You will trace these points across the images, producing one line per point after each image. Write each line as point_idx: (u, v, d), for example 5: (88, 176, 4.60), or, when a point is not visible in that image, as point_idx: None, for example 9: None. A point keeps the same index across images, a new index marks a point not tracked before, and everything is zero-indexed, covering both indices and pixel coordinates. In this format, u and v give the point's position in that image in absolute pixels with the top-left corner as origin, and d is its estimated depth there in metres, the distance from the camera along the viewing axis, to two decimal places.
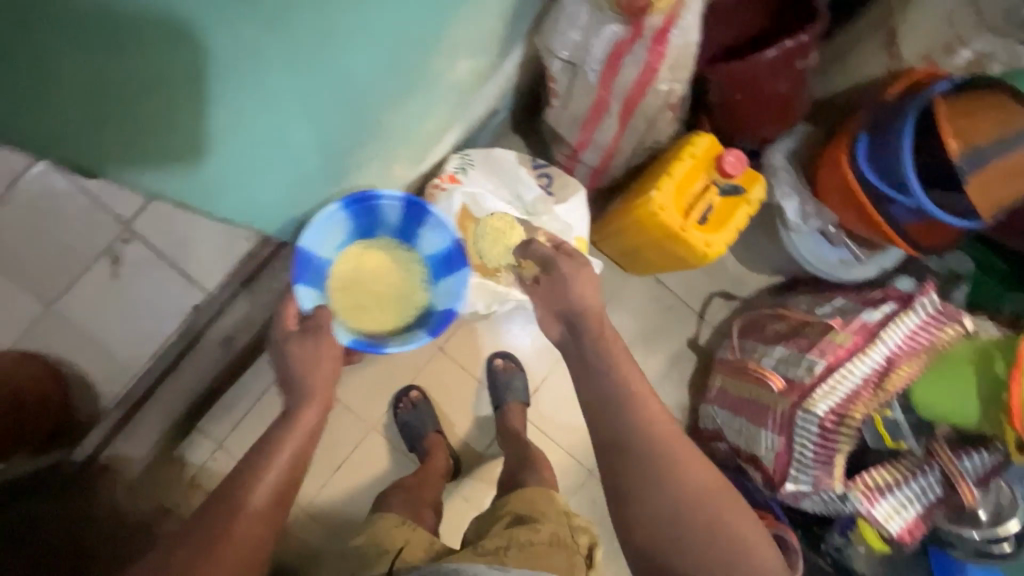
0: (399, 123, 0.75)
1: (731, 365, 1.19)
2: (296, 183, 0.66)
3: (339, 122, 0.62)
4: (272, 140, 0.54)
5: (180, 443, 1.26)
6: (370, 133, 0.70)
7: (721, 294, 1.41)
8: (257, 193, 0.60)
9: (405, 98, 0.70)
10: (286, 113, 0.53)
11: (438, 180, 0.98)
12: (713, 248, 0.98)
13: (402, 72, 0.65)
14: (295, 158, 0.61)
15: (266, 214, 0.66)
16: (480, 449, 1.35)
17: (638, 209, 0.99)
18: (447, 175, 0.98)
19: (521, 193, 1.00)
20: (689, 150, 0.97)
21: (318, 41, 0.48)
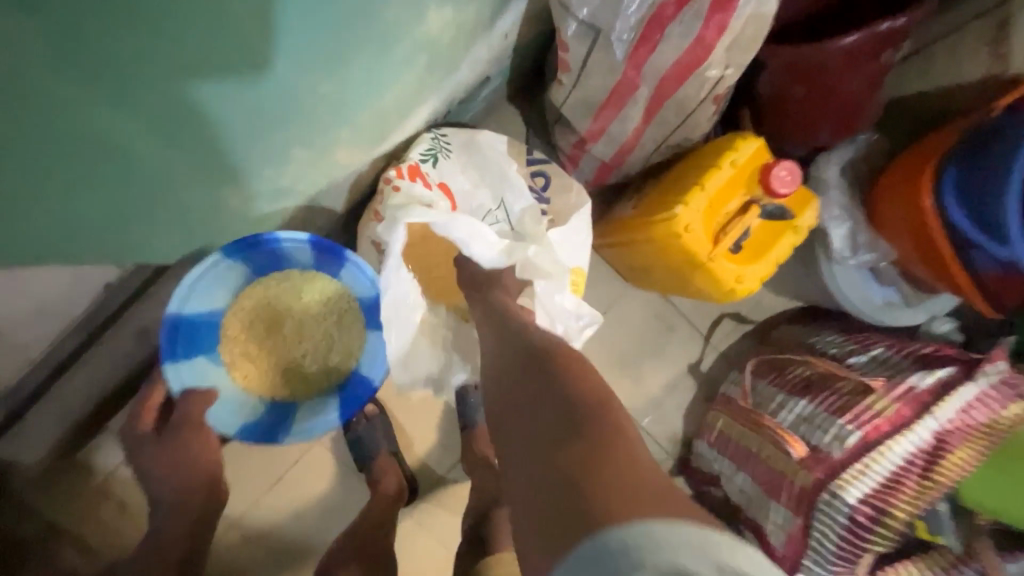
0: (327, 98, 0.54)
1: (738, 409, 1.00)
2: (133, 194, 0.47)
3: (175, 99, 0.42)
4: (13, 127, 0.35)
5: (85, 445, 1.06)
6: (263, 116, 0.50)
7: (732, 317, 1.22)
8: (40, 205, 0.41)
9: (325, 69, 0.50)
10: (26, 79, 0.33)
11: (393, 174, 0.74)
12: (743, 284, 0.78)
13: (298, 1, 0.41)
14: (103, 155, 0.42)
15: (90, 233, 0.47)
16: (440, 472, 1.18)
17: (658, 228, 0.77)
18: (408, 166, 0.75)
19: (505, 197, 0.78)
20: (730, 156, 0.76)
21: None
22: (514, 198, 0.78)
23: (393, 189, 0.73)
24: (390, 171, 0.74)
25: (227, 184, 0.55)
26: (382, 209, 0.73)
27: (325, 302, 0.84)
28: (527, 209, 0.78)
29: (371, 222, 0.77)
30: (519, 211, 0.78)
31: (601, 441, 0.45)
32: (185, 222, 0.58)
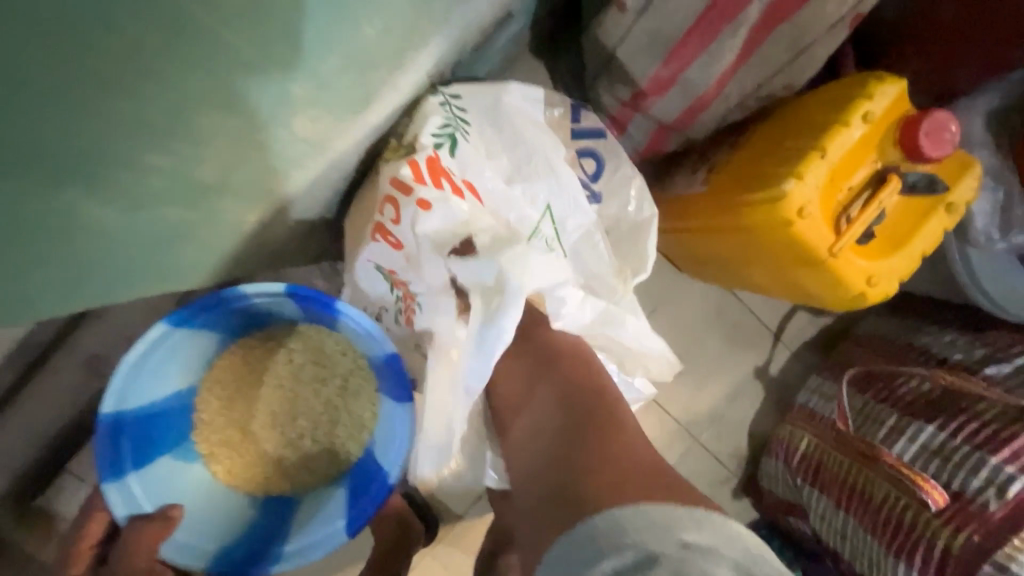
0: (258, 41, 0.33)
1: (834, 436, 0.79)
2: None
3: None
4: None
5: (42, 493, 0.88)
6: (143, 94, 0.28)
7: (808, 309, 1.01)
8: None
9: None
10: None
11: (408, 176, 0.53)
12: (877, 286, 0.56)
13: None
14: None
15: None
16: (460, 511, 0.98)
17: (755, 212, 0.56)
18: (425, 160, 0.54)
19: (551, 201, 0.59)
20: (859, 106, 0.53)
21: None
22: (566, 211, 0.60)
23: (421, 205, 0.53)
24: (404, 169, 0.53)
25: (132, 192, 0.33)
26: (403, 233, 0.54)
27: (325, 361, 0.68)
28: (581, 226, 0.62)
29: (373, 241, 0.56)
30: (573, 230, 0.61)
31: (603, 429, 0.54)
32: (96, 264, 0.36)
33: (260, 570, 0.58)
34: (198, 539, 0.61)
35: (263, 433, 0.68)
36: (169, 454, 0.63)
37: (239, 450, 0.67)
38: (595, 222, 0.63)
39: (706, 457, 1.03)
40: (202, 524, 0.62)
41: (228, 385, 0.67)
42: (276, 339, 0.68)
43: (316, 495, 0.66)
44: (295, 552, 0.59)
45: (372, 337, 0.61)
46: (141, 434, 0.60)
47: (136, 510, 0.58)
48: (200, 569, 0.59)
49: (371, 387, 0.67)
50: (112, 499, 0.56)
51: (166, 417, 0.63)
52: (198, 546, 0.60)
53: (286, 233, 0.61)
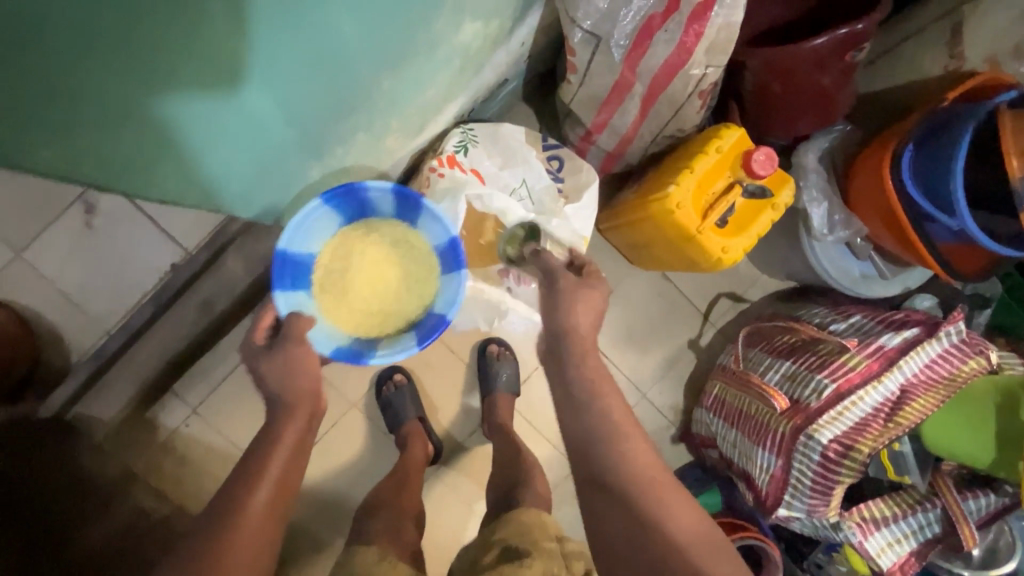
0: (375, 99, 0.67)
1: (733, 376, 1.10)
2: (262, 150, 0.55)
3: (309, 84, 0.53)
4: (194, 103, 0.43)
5: (152, 406, 1.20)
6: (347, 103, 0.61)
7: (729, 296, 1.33)
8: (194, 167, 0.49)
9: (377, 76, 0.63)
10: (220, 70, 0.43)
11: (435, 164, 0.88)
12: (729, 254, 0.90)
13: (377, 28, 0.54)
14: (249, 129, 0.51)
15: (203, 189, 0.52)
16: (462, 437, 1.30)
17: (653, 206, 0.90)
18: (445, 156, 0.89)
19: (527, 178, 0.91)
20: (716, 144, 0.88)
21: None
22: (537, 183, 0.92)
23: (438, 176, 0.88)
24: (433, 161, 0.89)
25: (316, 160, 0.68)
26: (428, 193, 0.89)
27: (412, 245, 0.89)
28: (546, 188, 0.92)
29: None
30: (540, 191, 0.91)
31: None
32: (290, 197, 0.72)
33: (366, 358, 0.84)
34: (327, 337, 0.84)
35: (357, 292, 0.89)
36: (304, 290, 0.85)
37: (346, 300, 0.88)
38: (554, 185, 0.92)
39: (650, 408, 1.33)
40: (325, 333, 0.84)
41: (338, 254, 0.88)
42: (378, 225, 0.89)
43: (393, 336, 0.89)
44: (384, 356, 0.85)
45: (443, 223, 0.85)
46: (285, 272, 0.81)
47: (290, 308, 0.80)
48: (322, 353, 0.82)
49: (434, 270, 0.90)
50: (279, 299, 0.79)
51: (300, 263, 0.84)
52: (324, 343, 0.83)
53: None
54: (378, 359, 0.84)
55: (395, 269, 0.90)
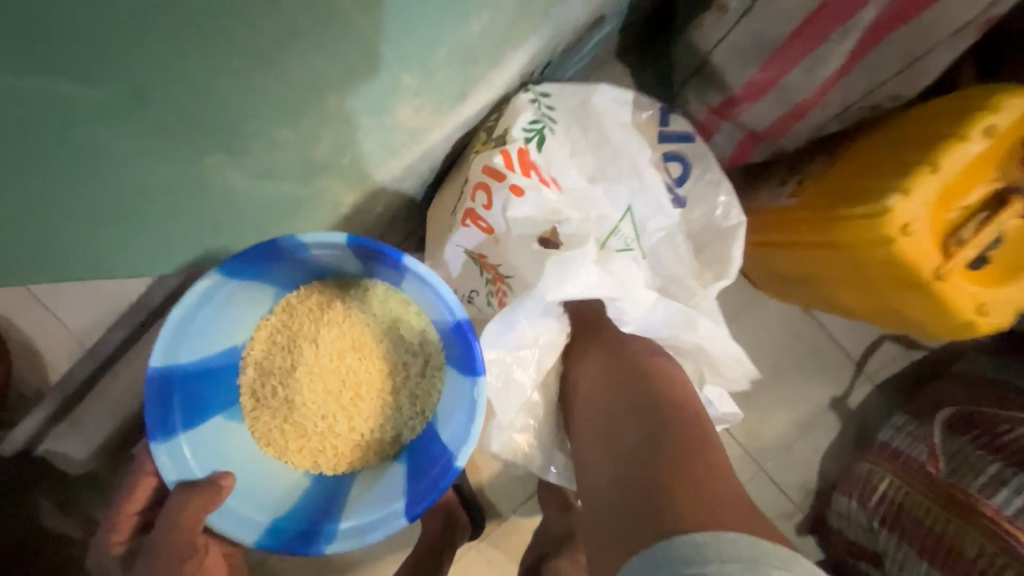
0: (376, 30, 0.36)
1: (933, 486, 0.73)
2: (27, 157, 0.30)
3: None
4: None
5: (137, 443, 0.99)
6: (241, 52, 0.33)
7: (897, 340, 0.94)
8: None
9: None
10: None
11: (500, 164, 0.56)
12: (991, 314, 0.52)
13: None
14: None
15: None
16: (511, 507, 0.99)
17: (851, 227, 0.52)
18: (515, 151, 0.57)
19: (635, 204, 0.60)
20: (985, 121, 0.48)
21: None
22: (648, 213, 0.60)
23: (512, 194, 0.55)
24: (496, 159, 0.56)
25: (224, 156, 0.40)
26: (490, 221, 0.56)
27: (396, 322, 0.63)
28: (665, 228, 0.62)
29: (460, 228, 0.58)
30: (652, 230, 0.61)
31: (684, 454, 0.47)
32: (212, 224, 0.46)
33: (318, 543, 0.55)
34: (252, 510, 0.56)
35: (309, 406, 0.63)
36: (222, 415, 0.60)
37: (292, 423, 0.62)
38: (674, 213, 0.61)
39: (771, 488, 0.96)
40: (251, 497, 0.57)
41: (278, 347, 0.63)
42: (331, 298, 0.64)
43: (367, 479, 0.61)
44: (349, 532, 0.56)
45: (443, 302, 0.56)
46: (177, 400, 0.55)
47: (185, 476, 0.54)
48: (249, 543, 0.54)
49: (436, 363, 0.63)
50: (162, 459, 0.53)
51: (219, 371, 0.60)
52: (244, 525, 0.55)
53: (373, 217, 0.64)
54: (335, 543, 0.54)
55: (364, 366, 0.64)
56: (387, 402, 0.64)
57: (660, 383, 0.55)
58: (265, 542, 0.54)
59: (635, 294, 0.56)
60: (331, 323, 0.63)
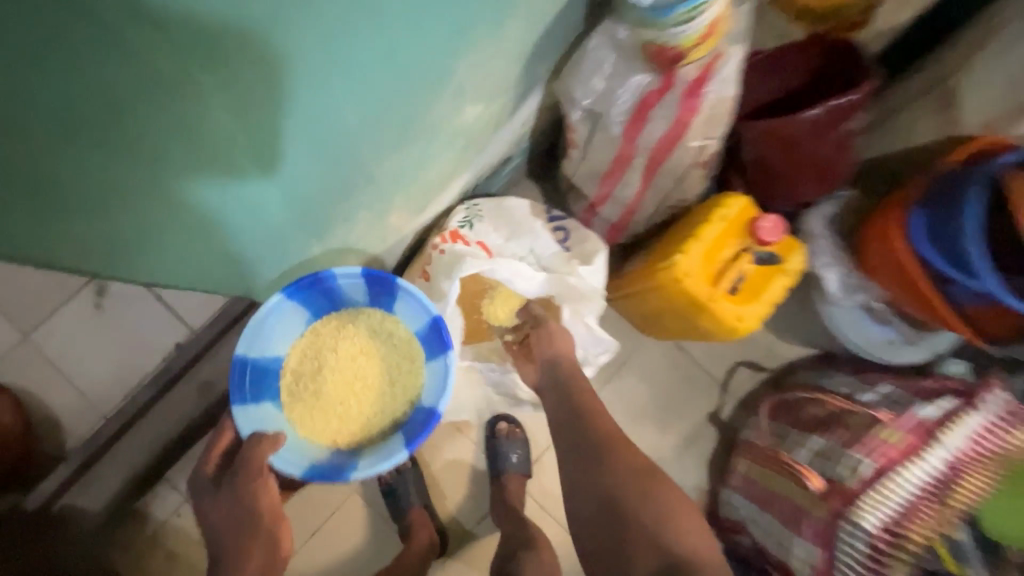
0: (389, 172, 0.67)
1: (759, 453, 1.04)
2: (222, 220, 0.50)
3: (305, 158, 0.52)
4: (155, 135, 0.38)
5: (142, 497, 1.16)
6: (344, 184, 0.61)
7: (748, 364, 1.27)
8: (135, 203, 0.41)
9: (395, 150, 0.64)
10: (190, 122, 0.39)
11: (438, 240, 0.88)
12: (743, 323, 0.87)
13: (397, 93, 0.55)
14: (211, 190, 0.46)
15: (146, 243, 0.45)
16: (470, 526, 1.19)
17: (661, 274, 0.88)
18: (449, 232, 0.89)
19: (535, 248, 0.92)
20: (721, 213, 0.87)
21: (332, 2, 0.40)
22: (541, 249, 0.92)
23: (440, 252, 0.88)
24: (436, 238, 0.89)
25: (310, 235, 0.65)
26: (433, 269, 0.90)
27: (394, 333, 0.88)
28: (555, 254, 0.92)
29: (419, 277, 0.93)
30: (549, 258, 0.92)
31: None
32: (274, 274, 0.68)
33: (344, 475, 0.81)
34: (298, 454, 0.82)
35: (333, 394, 0.87)
36: (271, 398, 0.85)
37: (320, 406, 0.86)
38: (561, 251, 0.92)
39: None
40: (296, 449, 0.83)
41: (310, 353, 0.88)
42: (349, 317, 0.89)
43: (373, 445, 0.86)
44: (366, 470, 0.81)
45: (423, 308, 0.84)
46: (245, 383, 0.81)
47: (254, 428, 0.80)
48: (298, 475, 0.80)
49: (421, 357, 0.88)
50: (240, 419, 0.79)
51: (269, 369, 0.85)
52: (293, 465, 0.81)
53: None
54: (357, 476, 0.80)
55: (372, 368, 0.89)
56: (388, 390, 0.88)
57: (593, 429, 0.78)
58: (308, 476, 0.80)
59: (518, 271, 0.86)
60: (350, 334, 0.88)
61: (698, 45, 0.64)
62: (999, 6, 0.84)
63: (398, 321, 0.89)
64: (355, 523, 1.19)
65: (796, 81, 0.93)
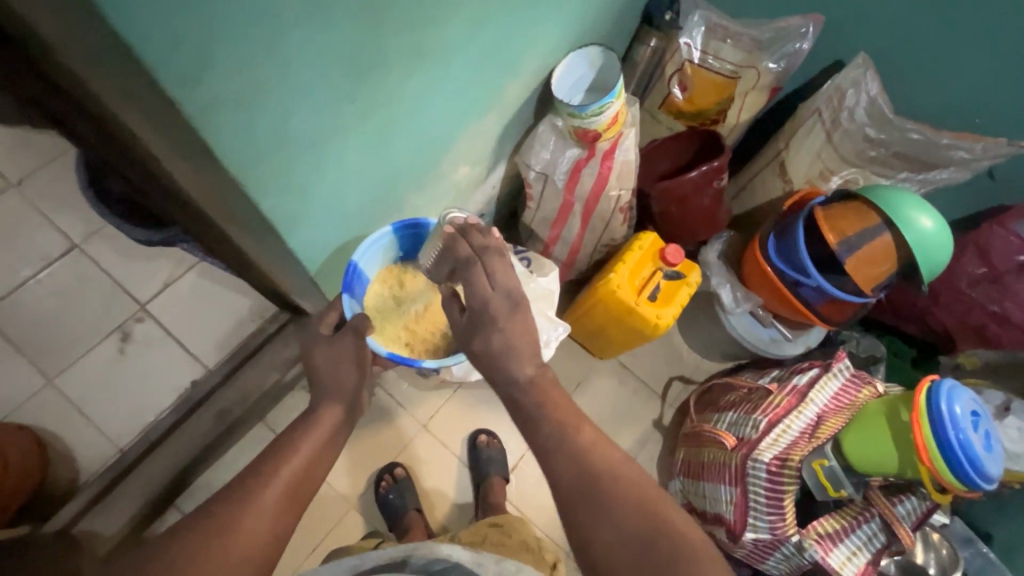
0: (411, 208, 0.96)
1: (692, 434, 1.31)
2: (323, 220, 0.77)
3: (374, 188, 0.81)
4: (321, 157, 0.65)
5: (153, 524, 1.26)
6: (386, 212, 0.90)
7: (680, 378, 1.55)
8: (294, 197, 0.67)
9: (417, 192, 0.93)
10: (335, 154, 0.67)
11: None
12: (662, 320, 1.18)
13: (426, 156, 0.86)
14: (327, 197, 0.73)
15: (288, 225, 0.71)
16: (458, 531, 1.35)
17: (600, 289, 1.19)
18: None
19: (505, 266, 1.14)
20: (638, 243, 1.21)
21: (411, 98, 0.71)
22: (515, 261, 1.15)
23: None
24: None
25: (359, 249, 0.93)
26: None
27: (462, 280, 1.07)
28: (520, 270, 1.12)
29: None
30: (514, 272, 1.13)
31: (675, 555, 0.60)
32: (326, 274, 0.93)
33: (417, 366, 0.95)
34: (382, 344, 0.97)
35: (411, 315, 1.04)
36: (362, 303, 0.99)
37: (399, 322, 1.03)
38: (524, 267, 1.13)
39: None
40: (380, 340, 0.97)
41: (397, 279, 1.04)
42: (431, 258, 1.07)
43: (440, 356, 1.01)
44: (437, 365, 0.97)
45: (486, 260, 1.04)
46: (352, 283, 0.96)
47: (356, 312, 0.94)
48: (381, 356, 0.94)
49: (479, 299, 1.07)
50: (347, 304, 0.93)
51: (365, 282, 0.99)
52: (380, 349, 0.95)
53: None
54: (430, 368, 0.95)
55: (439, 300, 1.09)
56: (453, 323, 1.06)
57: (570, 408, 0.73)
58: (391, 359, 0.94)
59: None
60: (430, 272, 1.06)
61: (608, 128, 1.01)
62: (801, 109, 1.29)
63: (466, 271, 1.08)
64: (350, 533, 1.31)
65: (683, 156, 1.33)
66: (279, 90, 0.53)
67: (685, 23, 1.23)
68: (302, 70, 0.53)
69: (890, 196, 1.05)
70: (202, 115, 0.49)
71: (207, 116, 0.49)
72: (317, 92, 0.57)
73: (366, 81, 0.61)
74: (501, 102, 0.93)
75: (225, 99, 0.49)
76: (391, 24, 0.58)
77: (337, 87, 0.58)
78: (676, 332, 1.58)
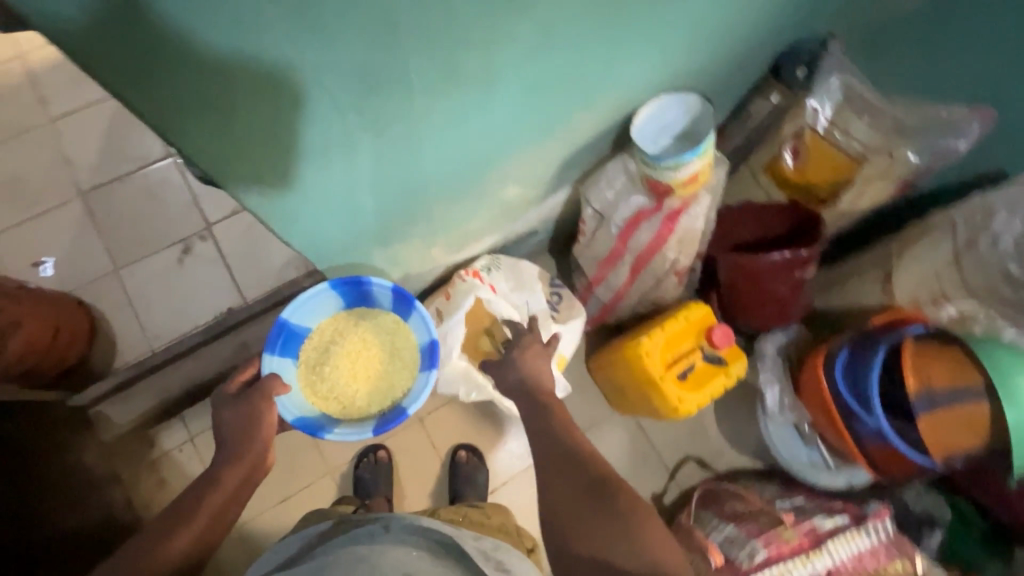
0: (443, 214, 0.91)
1: (681, 527, 1.17)
2: (331, 207, 0.73)
3: (393, 186, 0.76)
4: (325, 142, 0.61)
5: (158, 424, 1.36)
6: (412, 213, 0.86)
7: (696, 460, 1.41)
8: (292, 176, 0.64)
9: (450, 200, 0.88)
10: (342, 143, 0.63)
11: (464, 272, 1.10)
12: (684, 405, 1.07)
13: (462, 165, 0.80)
14: (336, 184, 0.69)
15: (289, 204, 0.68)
16: None
17: (628, 348, 1.09)
18: (473, 270, 1.11)
19: (529, 302, 1.14)
20: (685, 313, 1.07)
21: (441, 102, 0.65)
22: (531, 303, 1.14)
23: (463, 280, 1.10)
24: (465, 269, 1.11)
25: (380, 244, 0.91)
26: (452, 290, 1.11)
27: (401, 343, 1.07)
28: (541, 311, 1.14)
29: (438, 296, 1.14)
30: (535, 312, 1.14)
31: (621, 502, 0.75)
32: (345, 258, 0.91)
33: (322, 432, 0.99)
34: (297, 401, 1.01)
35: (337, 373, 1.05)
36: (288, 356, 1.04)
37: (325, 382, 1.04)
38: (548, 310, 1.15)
39: None
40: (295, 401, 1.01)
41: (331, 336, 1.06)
42: (370, 317, 1.08)
43: (356, 421, 1.03)
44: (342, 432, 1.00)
45: (427, 327, 1.05)
46: (279, 339, 1.02)
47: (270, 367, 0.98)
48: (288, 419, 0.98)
49: (415, 364, 1.06)
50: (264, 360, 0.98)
51: (296, 335, 1.04)
52: (289, 411, 0.99)
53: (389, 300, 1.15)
54: (333, 436, 0.98)
55: (378, 359, 1.07)
56: (381, 386, 1.06)
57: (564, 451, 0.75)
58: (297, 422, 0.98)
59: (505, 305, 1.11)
60: (367, 331, 1.07)
61: (683, 186, 0.90)
62: (933, 215, 1.07)
63: (406, 333, 1.07)
64: (320, 495, 1.34)
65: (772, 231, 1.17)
66: (273, 67, 0.49)
67: (819, 85, 1.06)
68: (300, 81, 0.52)
69: (998, 354, 0.88)
70: (186, 100, 0.49)
71: (191, 103, 0.49)
72: (317, 96, 0.55)
73: (381, 75, 0.56)
74: (566, 128, 0.84)
75: (208, 98, 0.50)
76: (411, 41, 0.54)
77: (342, 74, 0.53)
78: (711, 410, 1.43)
